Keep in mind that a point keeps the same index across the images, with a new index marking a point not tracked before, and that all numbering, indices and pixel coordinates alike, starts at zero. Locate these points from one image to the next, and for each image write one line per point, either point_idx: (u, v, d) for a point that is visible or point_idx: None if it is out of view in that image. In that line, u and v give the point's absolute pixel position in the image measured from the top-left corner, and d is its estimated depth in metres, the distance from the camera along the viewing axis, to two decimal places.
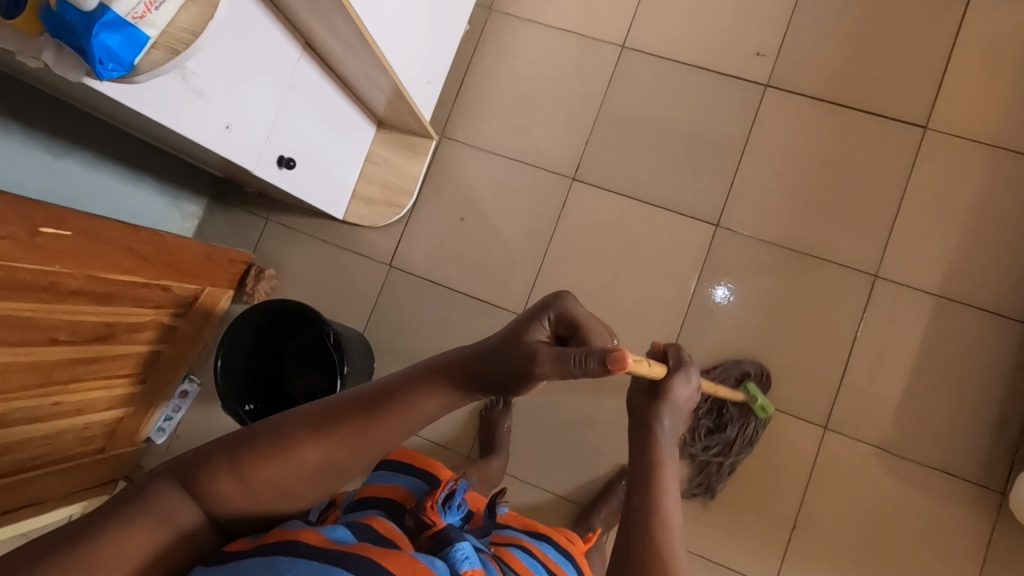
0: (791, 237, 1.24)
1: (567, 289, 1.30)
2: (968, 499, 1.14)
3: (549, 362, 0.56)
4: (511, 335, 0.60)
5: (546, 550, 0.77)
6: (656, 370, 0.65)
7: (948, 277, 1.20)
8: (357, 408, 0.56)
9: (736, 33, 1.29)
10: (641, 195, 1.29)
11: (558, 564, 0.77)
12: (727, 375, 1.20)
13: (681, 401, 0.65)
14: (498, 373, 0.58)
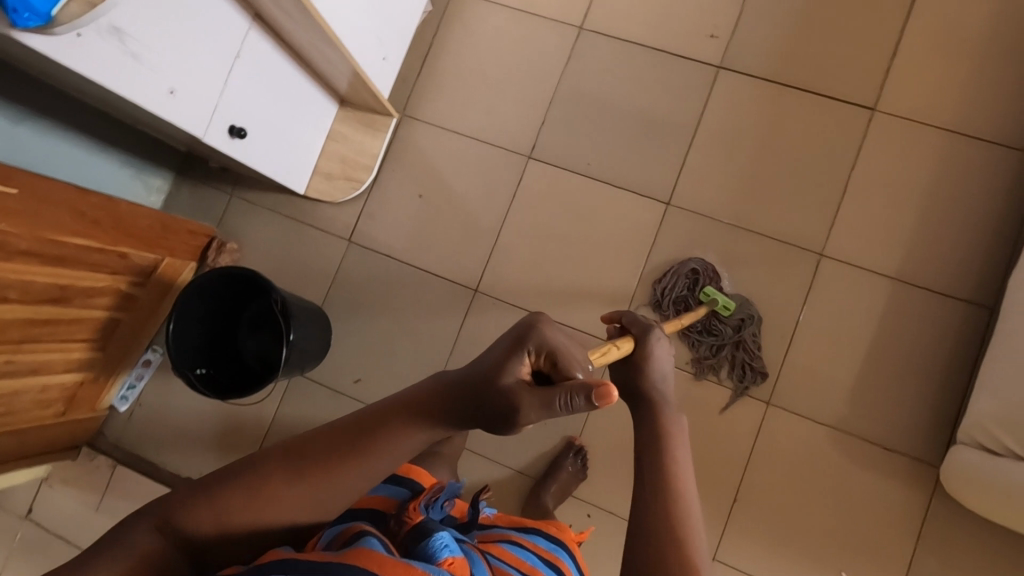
0: (741, 215, 1.26)
1: (520, 265, 1.32)
2: (906, 474, 1.16)
3: (536, 406, 0.55)
4: (491, 373, 0.57)
5: (536, 540, 0.73)
6: (624, 347, 0.71)
7: (892, 256, 1.22)
8: (341, 451, 0.55)
9: (690, 16, 1.32)
10: (594, 174, 1.32)
11: (552, 553, 0.72)
12: (690, 283, 1.23)
13: (662, 359, 0.72)
14: (484, 416, 0.57)
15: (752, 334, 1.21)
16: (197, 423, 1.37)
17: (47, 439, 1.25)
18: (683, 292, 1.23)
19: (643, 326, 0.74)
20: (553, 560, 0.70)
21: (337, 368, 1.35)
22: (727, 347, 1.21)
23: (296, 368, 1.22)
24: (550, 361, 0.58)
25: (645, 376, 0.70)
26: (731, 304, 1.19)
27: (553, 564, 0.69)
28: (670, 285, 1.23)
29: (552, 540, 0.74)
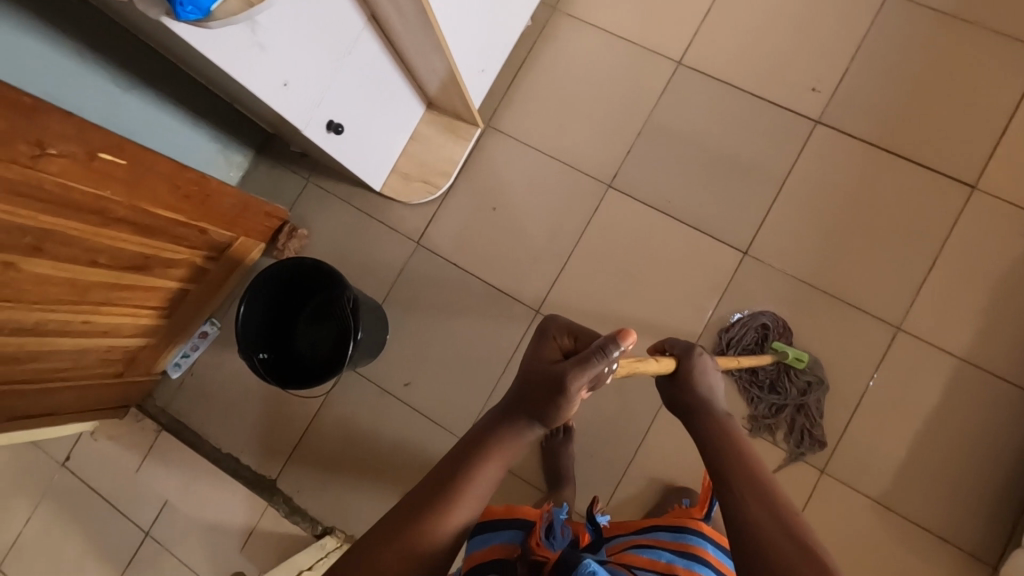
0: (820, 275, 1.22)
1: (585, 293, 1.30)
2: (959, 568, 1.11)
3: (574, 365, 0.63)
4: (531, 362, 0.68)
5: (658, 535, 0.85)
6: (665, 364, 0.75)
7: (975, 341, 1.17)
8: (423, 506, 0.59)
9: (794, 66, 1.29)
10: (673, 212, 1.30)
11: (680, 540, 0.83)
12: (758, 337, 1.21)
13: (708, 370, 0.76)
14: (538, 401, 0.64)
15: (816, 399, 1.18)
16: (244, 401, 1.38)
17: (104, 396, 1.28)
18: (753, 341, 1.21)
19: (685, 346, 0.77)
20: (685, 548, 0.82)
21: (388, 367, 1.35)
22: (795, 403, 1.18)
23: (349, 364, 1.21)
24: (576, 341, 0.69)
25: (690, 390, 0.74)
26: (801, 356, 1.17)
27: (690, 556, 0.81)
28: (737, 336, 1.21)
29: (675, 528, 0.86)
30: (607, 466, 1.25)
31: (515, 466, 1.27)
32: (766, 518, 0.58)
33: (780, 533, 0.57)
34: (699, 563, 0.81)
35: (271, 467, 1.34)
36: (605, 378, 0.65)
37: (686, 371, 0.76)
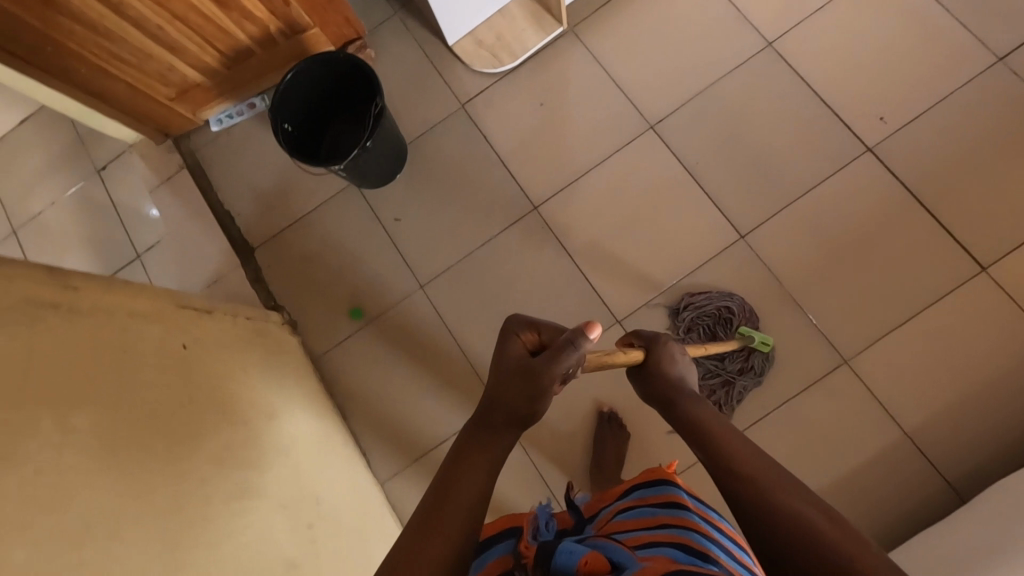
0: (800, 286, 1.24)
1: (583, 209, 1.36)
2: None
3: (547, 360, 0.70)
4: (501, 362, 0.74)
5: (638, 493, 0.75)
6: (633, 356, 0.82)
7: (911, 405, 1.16)
8: (427, 520, 0.60)
9: (873, 90, 1.28)
10: (695, 174, 1.33)
11: (660, 492, 0.72)
12: (725, 309, 1.24)
13: (675, 355, 0.83)
14: (515, 391, 0.71)
15: (742, 386, 1.20)
16: (259, 175, 1.51)
17: (150, 113, 1.42)
18: (722, 310, 1.24)
19: (651, 336, 0.85)
20: (667, 497, 0.71)
21: (387, 199, 1.45)
22: (722, 377, 1.20)
23: (354, 174, 1.33)
24: (540, 335, 0.75)
25: (662, 380, 0.81)
26: (768, 343, 1.19)
27: (671, 503, 0.70)
28: (703, 299, 1.25)
29: (654, 481, 0.74)
30: None
31: (452, 327, 1.37)
32: (782, 499, 0.60)
33: (814, 517, 0.57)
34: (682, 508, 0.69)
35: (256, 237, 1.48)
36: (571, 370, 0.73)
37: (656, 364, 0.82)
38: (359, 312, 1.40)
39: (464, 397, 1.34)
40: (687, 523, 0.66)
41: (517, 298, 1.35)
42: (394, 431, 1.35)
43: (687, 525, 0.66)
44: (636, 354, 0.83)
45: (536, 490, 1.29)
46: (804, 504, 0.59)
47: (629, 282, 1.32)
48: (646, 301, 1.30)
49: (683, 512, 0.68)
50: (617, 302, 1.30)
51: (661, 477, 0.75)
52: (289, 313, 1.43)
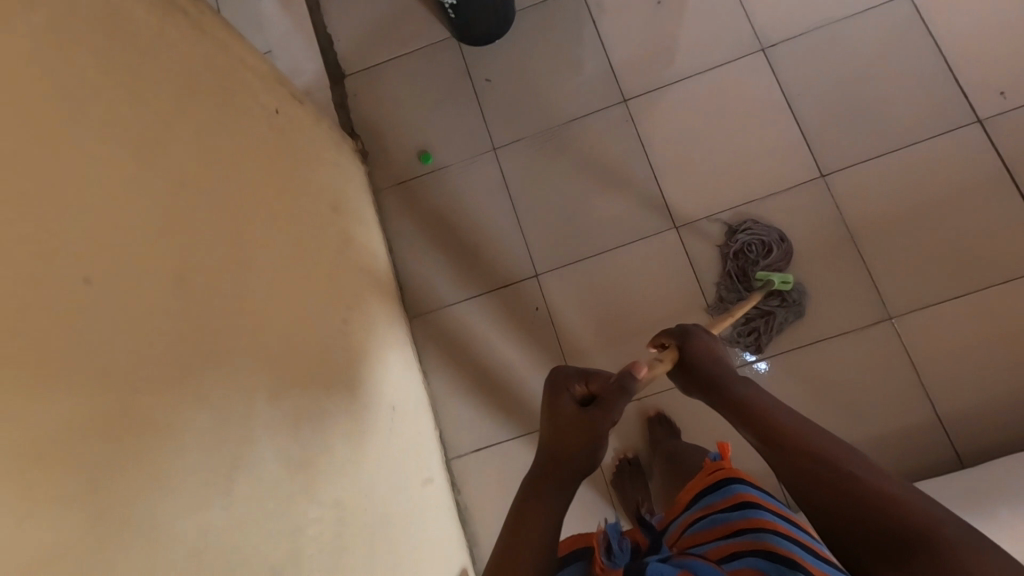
0: (867, 235, 1.23)
1: (672, 115, 1.36)
2: None
3: (612, 409, 0.80)
4: (559, 420, 0.81)
5: (707, 502, 0.85)
6: (669, 358, 0.90)
7: (942, 374, 1.16)
8: (510, 544, 0.73)
9: (1001, 63, 1.24)
10: (793, 106, 1.31)
11: (727, 497, 0.82)
12: (768, 245, 1.24)
13: (711, 347, 0.90)
14: (573, 441, 0.79)
15: (783, 318, 1.21)
16: (367, 9, 1.53)
17: None
18: (766, 243, 1.23)
19: (682, 333, 0.93)
20: (734, 500, 0.81)
21: (484, 59, 1.46)
22: (764, 308, 1.21)
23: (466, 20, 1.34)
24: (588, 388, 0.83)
25: (700, 368, 0.88)
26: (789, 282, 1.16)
27: (739, 505, 0.80)
28: (753, 231, 1.25)
29: (718, 486, 0.85)
30: (580, 246, 1.35)
31: (516, 196, 1.39)
32: (832, 467, 0.64)
33: (858, 471, 0.63)
34: (750, 507, 0.78)
35: (350, 67, 1.51)
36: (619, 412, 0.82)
37: (694, 355, 0.89)
38: (429, 157, 1.43)
39: (507, 261, 1.37)
40: (759, 519, 0.75)
41: (584, 183, 1.37)
42: (433, 276, 1.39)
43: (761, 524, 0.75)
44: (671, 357, 0.90)
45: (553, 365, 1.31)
46: (853, 462, 0.64)
47: (698, 193, 1.32)
48: (709, 216, 1.31)
49: (753, 511, 0.77)
50: (680, 210, 1.32)
51: (725, 481, 0.85)
52: (363, 144, 1.47)
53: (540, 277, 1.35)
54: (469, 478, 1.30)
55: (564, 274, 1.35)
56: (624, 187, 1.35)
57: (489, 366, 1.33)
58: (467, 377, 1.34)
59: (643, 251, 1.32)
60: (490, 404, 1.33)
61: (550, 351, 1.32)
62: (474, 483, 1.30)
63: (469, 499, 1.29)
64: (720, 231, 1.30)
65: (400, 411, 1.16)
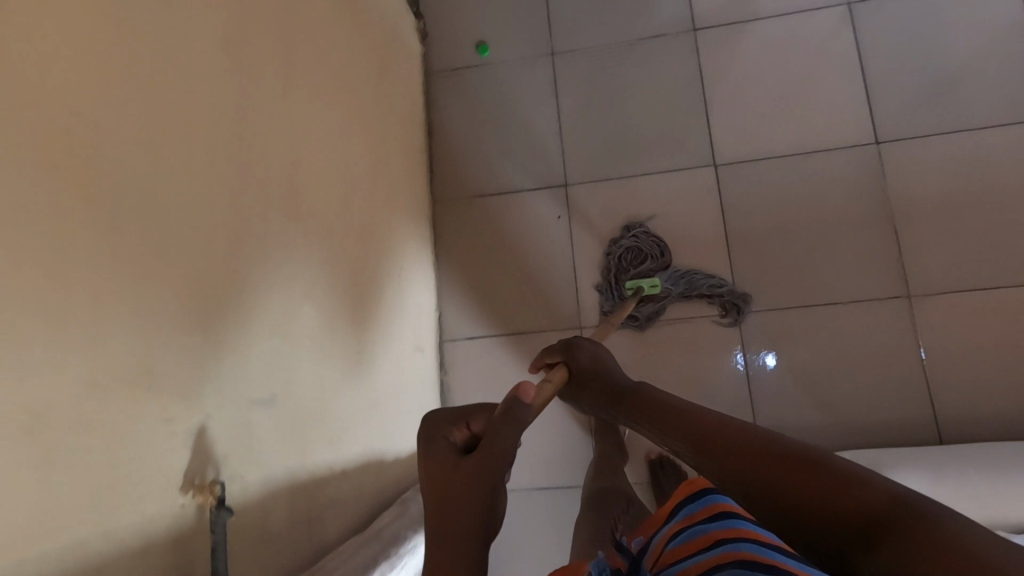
0: (905, 210, 1.21)
1: (740, 53, 1.33)
2: None
3: (504, 446, 0.48)
4: (424, 462, 0.48)
5: (684, 514, 0.59)
6: (558, 376, 0.72)
7: (946, 358, 1.15)
8: None
9: None
10: (865, 68, 1.27)
11: (707, 506, 0.57)
12: (645, 250, 1.27)
13: (599, 355, 0.78)
14: (457, 504, 0.44)
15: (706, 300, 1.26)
16: None
17: None
18: (642, 252, 1.26)
19: (565, 345, 0.80)
20: (716, 509, 0.56)
21: None
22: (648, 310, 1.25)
23: None
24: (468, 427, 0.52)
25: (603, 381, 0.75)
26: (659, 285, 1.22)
27: (720, 514, 0.55)
28: (630, 239, 1.28)
29: (699, 491, 0.59)
30: (616, 165, 1.34)
31: (564, 104, 1.38)
32: (809, 475, 0.47)
33: (833, 479, 0.46)
34: (736, 515, 0.54)
35: None
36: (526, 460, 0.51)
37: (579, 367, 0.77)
38: (486, 50, 1.43)
39: (540, 165, 1.37)
40: (744, 532, 0.51)
41: (634, 105, 1.35)
42: (464, 166, 1.40)
43: (742, 532, 0.52)
44: (560, 373, 0.72)
45: (562, 275, 1.32)
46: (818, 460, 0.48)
47: (746, 136, 1.30)
48: (752, 161, 1.28)
49: (736, 520, 0.53)
50: (725, 149, 1.30)
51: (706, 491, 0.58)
52: (425, 24, 1.47)
53: (569, 188, 1.35)
54: (458, 361, 1.32)
55: (593, 188, 1.34)
56: (673, 116, 1.33)
57: (500, 263, 1.34)
58: (476, 268, 1.35)
59: (678, 183, 1.31)
60: (493, 298, 1.34)
61: (563, 261, 1.32)
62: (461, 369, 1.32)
63: (454, 381, 1.31)
64: (759, 177, 1.28)
65: (406, 271, 1.18)
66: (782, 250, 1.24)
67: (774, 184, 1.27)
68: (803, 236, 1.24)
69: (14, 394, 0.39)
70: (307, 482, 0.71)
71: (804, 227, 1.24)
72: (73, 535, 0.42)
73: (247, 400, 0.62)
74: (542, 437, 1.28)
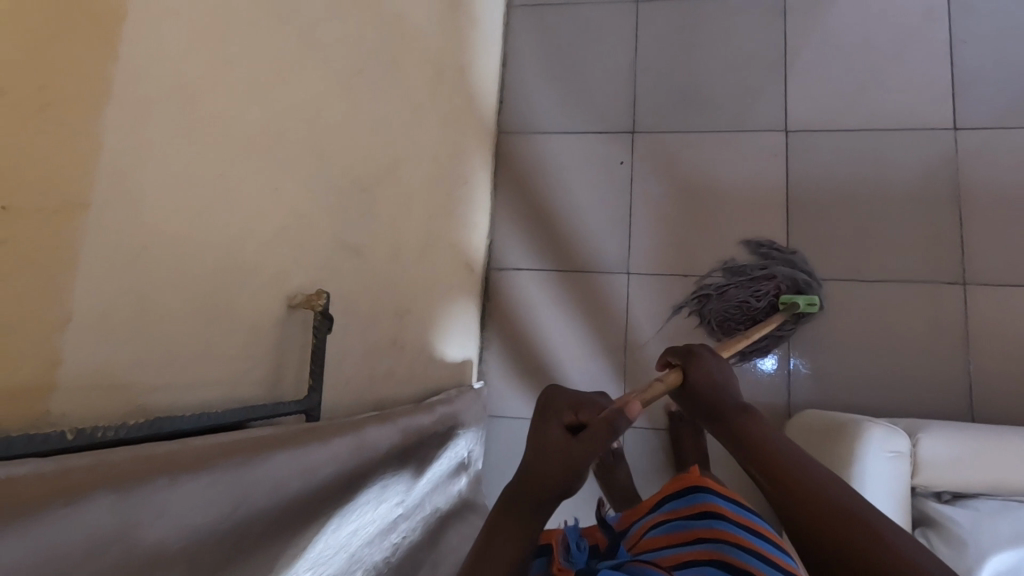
0: (973, 199, 1.20)
1: (830, 22, 1.32)
2: (771, 408, 1.22)
3: (593, 441, 0.59)
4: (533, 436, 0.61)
5: (672, 505, 0.74)
6: (671, 379, 0.72)
7: (991, 347, 1.16)
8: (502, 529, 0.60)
9: None
10: (955, 53, 1.26)
11: (696, 502, 0.72)
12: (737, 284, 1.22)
13: (722, 369, 0.73)
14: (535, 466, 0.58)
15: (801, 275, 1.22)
16: None
17: None
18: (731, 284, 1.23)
19: (685, 351, 0.76)
20: (701, 509, 0.70)
21: None
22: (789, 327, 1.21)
23: None
24: (574, 416, 0.61)
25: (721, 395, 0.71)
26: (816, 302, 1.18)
27: (707, 514, 0.69)
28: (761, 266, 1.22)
29: (689, 491, 0.73)
30: (686, 118, 1.34)
31: (642, 52, 1.38)
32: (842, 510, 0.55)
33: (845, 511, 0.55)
34: (718, 517, 0.68)
35: None
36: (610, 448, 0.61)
37: (694, 380, 0.73)
38: None
39: (610, 110, 1.37)
40: (724, 535, 0.65)
41: (714, 61, 1.34)
42: (534, 101, 1.41)
43: (722, 535, 0.65)
44: (672, 377, 0.72)
45: (618, 218, 1.33)
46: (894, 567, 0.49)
47: (822, 106, 1.29)
48: (824, 132, 1.28)
49: (720, 523, 0.67)
50: (798, 117, 1.29)
51: (694, 487, 0.74)
52: None
53: (635, 135, 1.35)
54: (500, 288, 1.35)
55: (658, 138, 1.34)
56: (751, 78, 1.32)
57: (556, 200, 1.36)
58: (531, 201, 1.37)
59: (746, 144, 1.31)
60: (544, 233, 1.36)
61: (620, 206, 1.34)
62: (505, 297, 1.35)
63: (495, 306, 1.35)
64: (828, 149, 1.28)
65: (469, 188, 1.20)
66: (843, 223, 1.25)
67: (844, 157, 1.26)
68: (865, 211, 1.24)
69: (178, 144, 0.43)
70: (375, 342, 0.75)
71: (867, 204, 1.24)
72: (205, 299, 0.46)
73: (341, 243, 0.66)
74: (576, 375, 1.29)
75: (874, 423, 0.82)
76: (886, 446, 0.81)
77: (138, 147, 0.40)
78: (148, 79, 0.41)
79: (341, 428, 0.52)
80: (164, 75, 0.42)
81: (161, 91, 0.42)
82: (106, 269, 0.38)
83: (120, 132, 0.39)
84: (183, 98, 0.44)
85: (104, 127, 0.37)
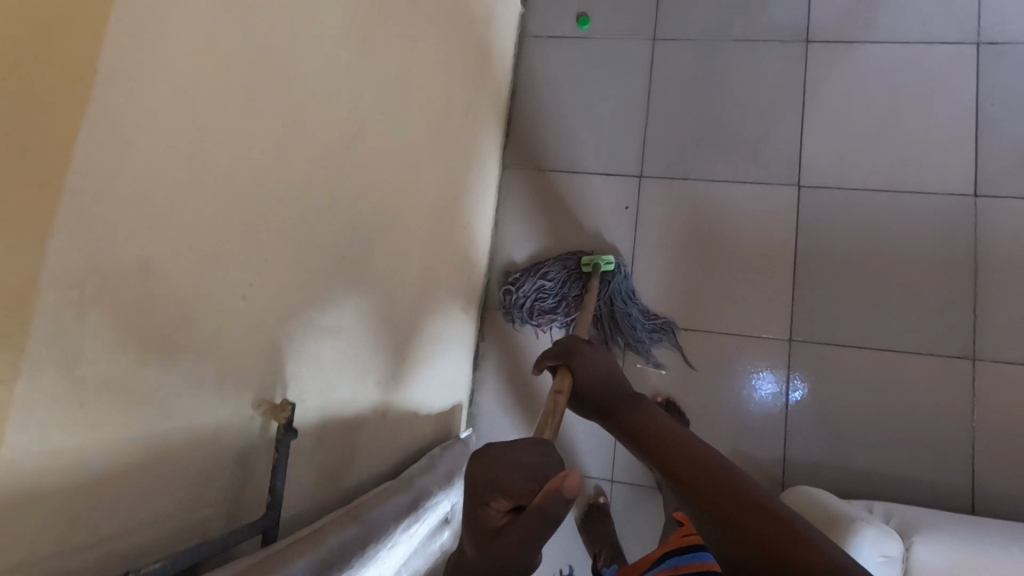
0: (989, 271, 1.16)
1: (851, 74, 1.27)
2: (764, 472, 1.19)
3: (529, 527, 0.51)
4: (473, 519, 0.55)
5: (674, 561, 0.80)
6: (562, 382, 0.80)
7: (997, 425, 1.12)
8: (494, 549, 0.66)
9: None
10: (981, 114, 1.21)
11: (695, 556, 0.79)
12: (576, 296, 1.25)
13: (600, 358, 0.82)
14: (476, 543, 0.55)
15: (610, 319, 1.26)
16: None
17: None
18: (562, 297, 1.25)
19: (566, 342, 0.84)
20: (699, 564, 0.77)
21: None
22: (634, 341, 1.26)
23: None
24: (509, 500, 0.54)
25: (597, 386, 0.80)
26: (613, 263, 1.24)
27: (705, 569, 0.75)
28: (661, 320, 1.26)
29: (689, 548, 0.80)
30: (696, 165, 1.30)
31: (655, 93, 1.34)
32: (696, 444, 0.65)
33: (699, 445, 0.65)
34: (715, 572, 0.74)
35: None
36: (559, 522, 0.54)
37: (582, 375, 0.81)
38: (587, 22, 1.38)
39: (618, 151, 1.34)
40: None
41: (729, 108, 1.30)
42: (542, 137, 1.37)
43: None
44: (562, 378, 0.80)
45: None
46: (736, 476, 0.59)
47: (838, 162, 1.25)
48: (838, 190, 1.24)
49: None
50: (812, 172, 1.25)
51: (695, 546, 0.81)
52: None
53: (642, 180, 1.32)
54: (496, 330, 1.33)
55: (666, 184, 1.31)
56: (766, 128, 1.28)
57: (557, 242, 1.33)
58: (532, 242, 1.34)
59: (757, 196, 1.27)
60: None
61: (623, 252, 1.31)
62: (500, 337, 1.33)
63: (489, 347, 1.33)
64: (841, 208, 1.23)
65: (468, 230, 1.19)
66: (850, 286, 1.21)
67: (857, 218, 1.22)
68: (875, 275, 1.20)
69: (134, 272, 0.41)
70: (353, 419, 0.73)
71: (878, 268, 1.20)
72: (155, 429, 0.44)
73: (320, 327, 0.64)
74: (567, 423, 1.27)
75: (867, 523, 0.79)
76: (877, 551, 0.78)
77: (87, 284, 0.37)
78: (101, 208, 0.37)
79: (299, 548, 0.50)
80: (122, 198, 0.39)
81: (117, 222, 0.39)
82: (39, 428, 0.36)
83: (62, 275, 0.36)
84: (143, 221, 0.41)
85: (41, 273, 0.34)
